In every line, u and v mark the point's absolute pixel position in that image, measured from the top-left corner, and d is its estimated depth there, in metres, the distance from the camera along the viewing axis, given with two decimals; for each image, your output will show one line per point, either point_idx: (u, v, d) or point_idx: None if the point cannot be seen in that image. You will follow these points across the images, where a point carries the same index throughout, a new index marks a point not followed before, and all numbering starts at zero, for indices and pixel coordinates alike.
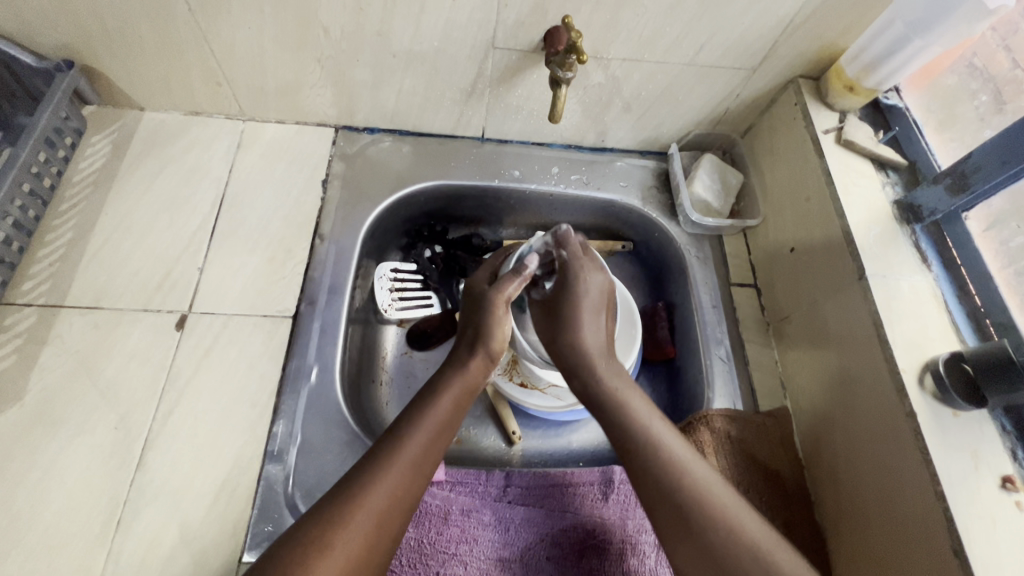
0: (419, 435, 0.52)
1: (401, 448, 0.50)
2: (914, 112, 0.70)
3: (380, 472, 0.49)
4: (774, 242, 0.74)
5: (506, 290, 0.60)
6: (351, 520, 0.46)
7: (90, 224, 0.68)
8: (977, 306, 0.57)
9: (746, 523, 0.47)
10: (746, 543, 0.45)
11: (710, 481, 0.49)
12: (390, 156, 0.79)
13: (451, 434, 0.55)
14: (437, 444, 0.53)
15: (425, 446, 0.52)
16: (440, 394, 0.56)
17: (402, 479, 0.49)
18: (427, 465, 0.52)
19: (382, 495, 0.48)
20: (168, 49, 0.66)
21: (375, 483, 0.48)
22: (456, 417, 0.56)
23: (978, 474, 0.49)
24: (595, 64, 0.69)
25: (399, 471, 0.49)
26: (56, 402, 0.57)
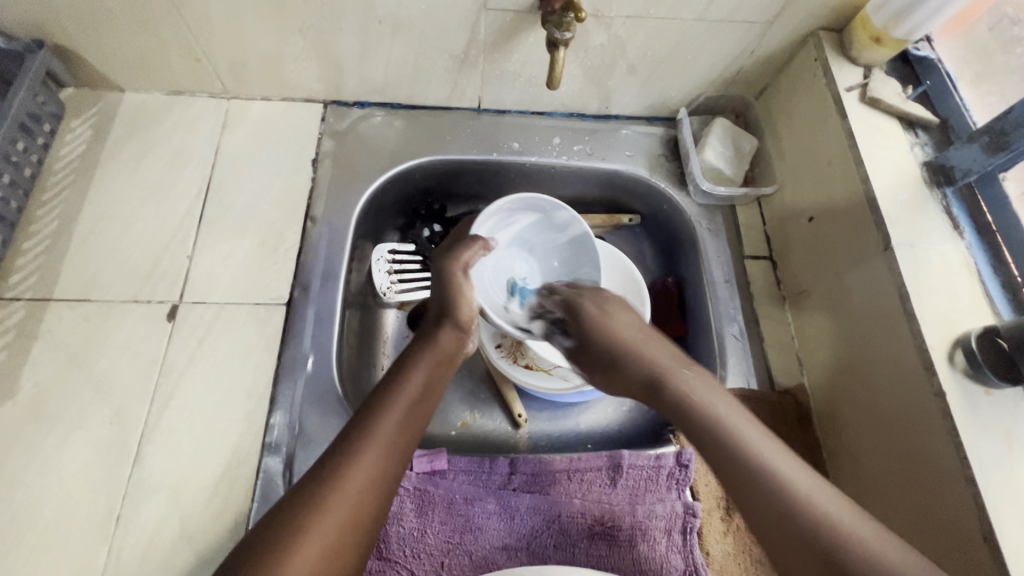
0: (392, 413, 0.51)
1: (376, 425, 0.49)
2: (947, 64, 0.63)
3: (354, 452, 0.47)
4: (791, 211, 0.70)
5: (462, 257, 0.60)
6: (332, 504, 0.44)
7: (75, 213, 0.66)
8: (1015, 276, 0.53)
9: (796, 482, 0.44)
10: (820, 515, 0.42)
11: (761, 444, 0.47)
12: (382, 132, 0.75)
13: (431, 404, 0.54)
14: (416, 414, 0.52)
15: (400, 420, 0.51)
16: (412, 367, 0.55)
17: (380, 458, 0.48)
18: (405, 441, 0.50)
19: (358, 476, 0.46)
20: (141, 23, 0.62)
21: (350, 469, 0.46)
22: (438, 382, 0.56)
23: (1012, 456, 0.46)
24: (596, 24, 0.64)
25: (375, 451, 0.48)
26: (49, 398, 0.56)
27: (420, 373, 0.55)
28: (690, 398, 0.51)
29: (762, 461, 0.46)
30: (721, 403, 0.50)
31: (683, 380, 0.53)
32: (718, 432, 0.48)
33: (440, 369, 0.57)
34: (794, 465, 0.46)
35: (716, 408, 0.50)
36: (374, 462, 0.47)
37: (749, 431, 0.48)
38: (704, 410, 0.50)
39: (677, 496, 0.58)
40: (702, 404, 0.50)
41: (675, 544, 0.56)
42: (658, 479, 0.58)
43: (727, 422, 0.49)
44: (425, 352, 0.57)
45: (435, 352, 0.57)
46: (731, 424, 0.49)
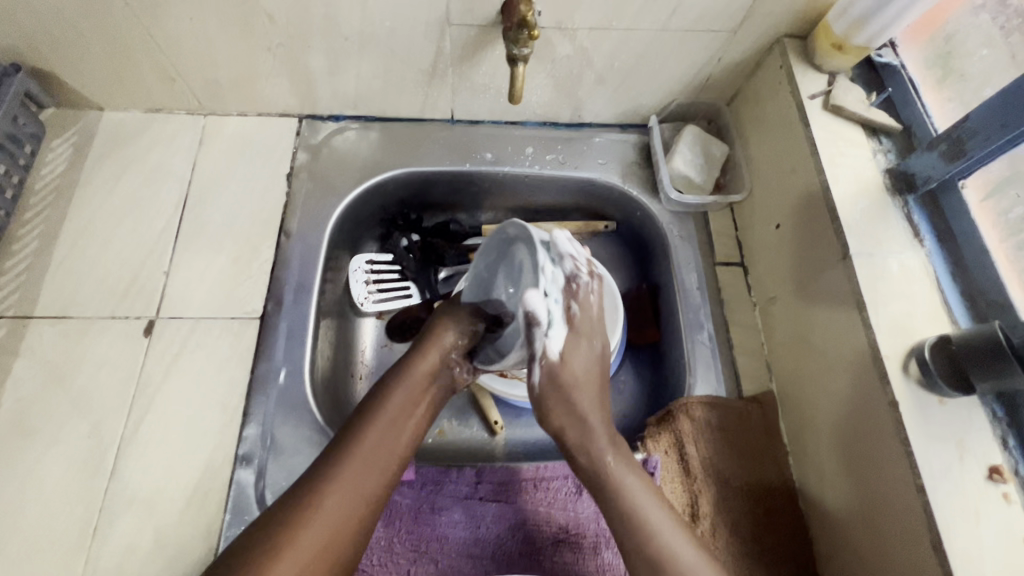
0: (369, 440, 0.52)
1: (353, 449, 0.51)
2: (909, 70, 0.63)
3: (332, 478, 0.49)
4: (760, 218, 0.70)
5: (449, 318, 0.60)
6: (300, 532, 0.46)
7: (55, 232, 0.67)
8: (973, 284, 0.53)
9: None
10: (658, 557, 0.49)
11: (686, 551, 0.50)
12: (356, 144, 0.76)
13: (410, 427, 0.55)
14: (395, 441, 0.53)
15: (380, 443, 0.52)
16: (391, 391, 0.55)
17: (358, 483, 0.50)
18: (384, 466, 0.52)
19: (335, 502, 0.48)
20: (114, 45, 0.64)
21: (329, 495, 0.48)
22: (414, 414, 0.55)
23: (963, 466, 0.46)
24: (560, 36, 0.64)
25: (352, 474, 0.50)
26: (29, 414, 0.58)
27: (391, 407, 0.54)
28: (628, 499, 0.53)
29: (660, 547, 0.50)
30: (643, 497, 0.53)
31: (622, 476, 0.54)
32: (634, 533, 0.51)
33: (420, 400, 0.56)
34: (697, 554, 0.50)
35: (635, 495, 0.53)
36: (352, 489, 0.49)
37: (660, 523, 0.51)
38: (617, 496, 0.53)
39: None
40: (615, 485, 0.53)
41: None
42: None
43: (647, 516, 0.52)
44: (402, 380, 0.56)
45: (410, 382, 0.56)
46: (646, 512, 0.52)
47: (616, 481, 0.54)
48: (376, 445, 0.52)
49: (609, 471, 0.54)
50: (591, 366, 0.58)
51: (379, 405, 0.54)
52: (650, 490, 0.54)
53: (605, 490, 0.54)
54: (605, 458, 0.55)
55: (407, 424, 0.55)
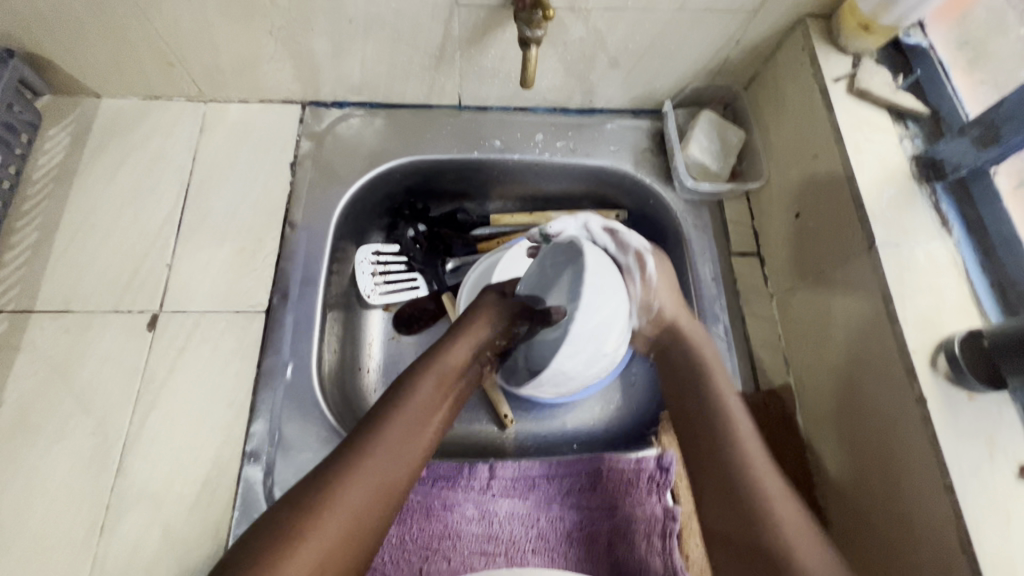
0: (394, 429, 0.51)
1: (379, 435, 0.51)
2: (939, 51, 0.60)
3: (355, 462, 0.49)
4: (779, 206, 0.68)
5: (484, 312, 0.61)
6: (323, 514, 0.46)
7: (55, 223, 0.66)
8: (1004, 275, 0.52)
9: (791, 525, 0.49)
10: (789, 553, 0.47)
11: (771, 481, 0.51)
12: (361, 132, 0.74)
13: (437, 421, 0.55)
14: (420, 430, 0.53)
15: (404, 435, 0.52)
16: (420, 379, 0.55)
17: (381, 469, 0.49)
18: (409, 455, 0.51)
19: (358, 487, 0.48)
20: (110, 29, 0.61)
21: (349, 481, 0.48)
22: (445, 404, 0.56)
23: (994, 464, 0.45)
24: (573, 17, 0.61)
25: (376, 459, 0.49)
26: (32, 410, 0.57)
27: (421, 394, 0.54)
28: (728, 424, 0.55)
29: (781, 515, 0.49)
30: (739, 411, 0.57)
31: (737, 431, 0.55)
32: (756, 487, 0.51)
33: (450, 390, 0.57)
34: (783, 489, 0.51)
35: (755, 458, 0.53)
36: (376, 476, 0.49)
37: (767, 469, 0.52)
38: (739, 452, 0.53)
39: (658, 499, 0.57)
40: (736, 433, 0.55)
41: (654, 548, 0.55)
42: (639, 482, 0.58)
43: (764, 481, 0.51)
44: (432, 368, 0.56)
45: (439, 370, 0.56)
46: (765, 478, 0.52)
47: (740, 435, 0.54)
48: (402, 432, 0.52)
49: (728, 409, 0.57)
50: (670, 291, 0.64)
51: (409, 393, 0.54)
52: (765, 457, 0.53)
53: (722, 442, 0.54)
54: (739, 427, 0.55)
55: (437, 410, 0.55)
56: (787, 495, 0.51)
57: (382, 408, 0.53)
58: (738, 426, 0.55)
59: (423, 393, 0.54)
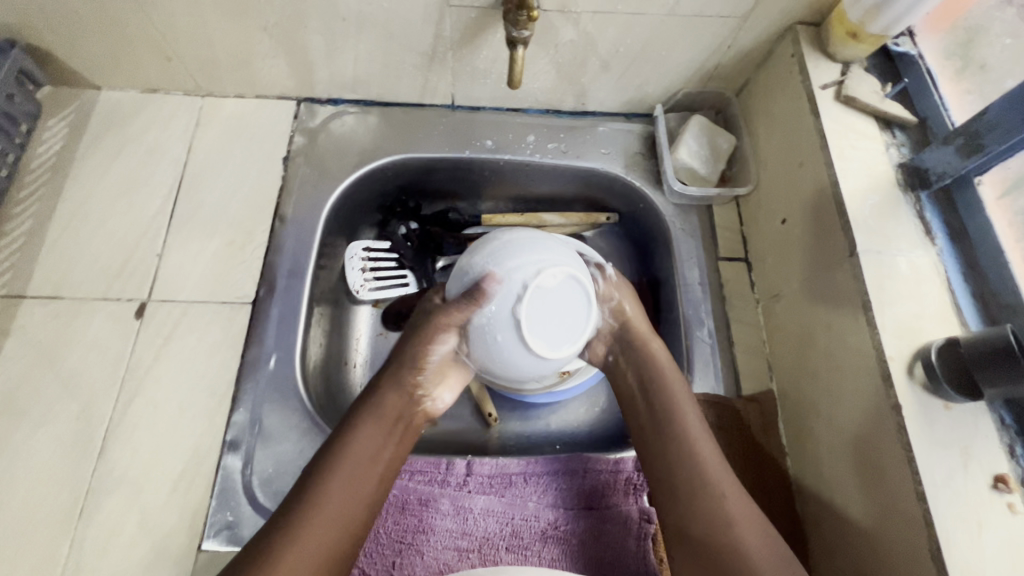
0: (338, 474, 0.50)
1: (328, 477, 0.49)
2: (927, 60, 0.61)
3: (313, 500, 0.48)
4: (766, 212, 0.68)
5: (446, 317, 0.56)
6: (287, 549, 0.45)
7: (50, 212, 0.67)
8: (985, 285, 0.51)
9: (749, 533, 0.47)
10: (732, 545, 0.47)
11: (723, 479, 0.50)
12: (354, 129, 0.75)
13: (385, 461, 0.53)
14: (365, 472, 0.51)
15: (351, 479, 0.50)
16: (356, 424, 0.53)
17: (336, 509, 0.48)
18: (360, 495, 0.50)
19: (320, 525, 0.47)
20: (108, 23, 0.62)
21: (311, 518, 0.47)
22: (390, 444, 0.54)
23: (967, 474, 0.45)
24: (564, 19, 0.62)
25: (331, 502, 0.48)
26: (19, 393, 0.58)
27: (365, 436, 0.52)
28: (685, 437, 0.53)
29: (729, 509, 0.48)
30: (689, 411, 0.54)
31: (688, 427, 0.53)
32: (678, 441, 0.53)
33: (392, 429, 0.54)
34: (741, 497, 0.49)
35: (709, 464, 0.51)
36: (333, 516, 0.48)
37: (720, 476, 0.50)
38: (696, 460, 0.51)
39: (633, 501, 0.57)
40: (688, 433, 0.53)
41: (627, 549, 0.56)
42: (616, 484, 0.58)
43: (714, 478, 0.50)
44: (369, 412, 0.54)
45: (381, 410, 0.54)
46: (718, 479, 0.50)
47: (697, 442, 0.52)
48: (349, 477, 0.50)
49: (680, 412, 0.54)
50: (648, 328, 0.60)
51: (349, 433, 0.52)
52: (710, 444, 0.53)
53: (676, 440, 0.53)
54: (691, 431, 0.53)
55: (377, 454, 0.52)
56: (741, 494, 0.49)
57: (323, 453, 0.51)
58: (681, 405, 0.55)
59: (365, 437, 0.52)
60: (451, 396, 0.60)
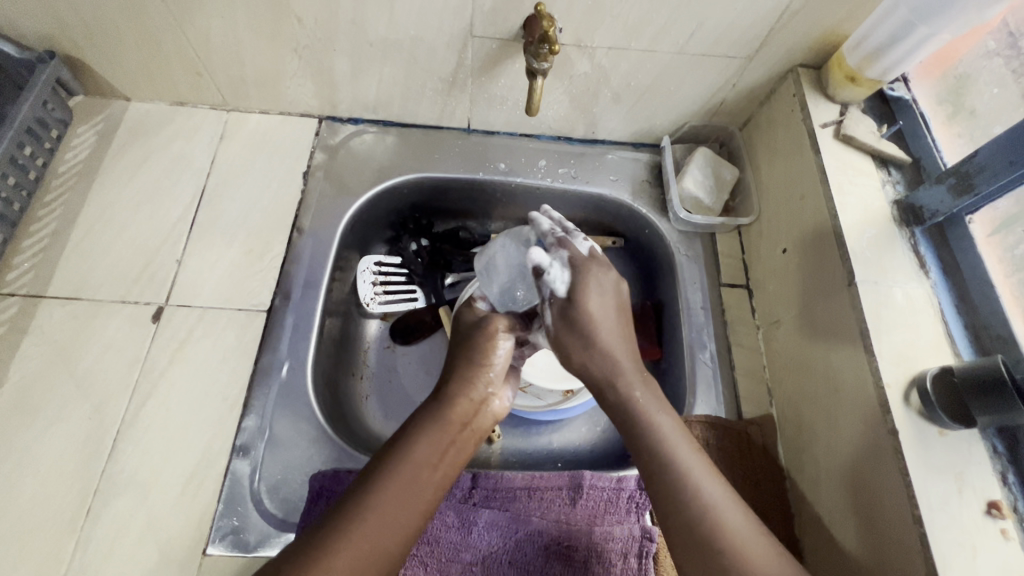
0: (396, 479, 0.48)
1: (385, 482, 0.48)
2: (921, 105, 0.65)
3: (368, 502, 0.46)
4: (767, 241, 0.70)
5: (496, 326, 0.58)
6: (341, 550, 0.44)
7: (74, 215, 0.69)
8: (977, 317, 0.54)
9: (740, 529, 0.46)
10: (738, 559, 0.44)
11: (707, 485, 0.47)
12: (373, 147, 0.78)
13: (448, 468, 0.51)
14: (423, 479, 0.49)
15: (408, 482, 0.48)
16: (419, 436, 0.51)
17: (393, 511, 0.47)
18: (418, 501, 0.48)
19: (371, 530, 0.45)
20: (145, 39, 0.65)
21: (368, 520, 0.46)
22: (452, 454, 0.52)
23: (961, 498, 0.46)
24: (580, 53, 0.65)
25: (385, 506, 0.47)
26: (33, 391, 0.59)
27: (424, 447, 0.51)
28: (658, 441, 0.50)
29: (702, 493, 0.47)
30: (649, 393, 0.52)
31: (661, 435, 0.50)
32: (662, 465, 0.49)
33: (454, 441, 0.53)
34: (741, 512, 0.46)
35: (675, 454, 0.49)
36: (388, 520, 0.46)
37: (722, 499, 0.47)
38: (672, 467, 0.48)
39: (635, 519, 0.59)
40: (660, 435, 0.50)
41: (630, 568, 0.56)
42: (618, 502, 0.60)
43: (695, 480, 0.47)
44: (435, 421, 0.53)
45: (445, 420, 0.53)
46: (707, 489, 0.47)
47: (651, 417, 0.51)
48: (400, 487, 0.48)
49: (649, 417, 0.51)
50: (610, 311, 0.54)
51: (411, 441, 0.51)
52: (708, 469, 0.49)
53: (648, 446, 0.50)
54: (624, 369, 0.53)
55: (436, 469, 0.50)
56: (729, 498, 0.47)
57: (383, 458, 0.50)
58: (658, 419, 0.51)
59: (424, 445, 0.51)
60: (516, 396, 0.60)
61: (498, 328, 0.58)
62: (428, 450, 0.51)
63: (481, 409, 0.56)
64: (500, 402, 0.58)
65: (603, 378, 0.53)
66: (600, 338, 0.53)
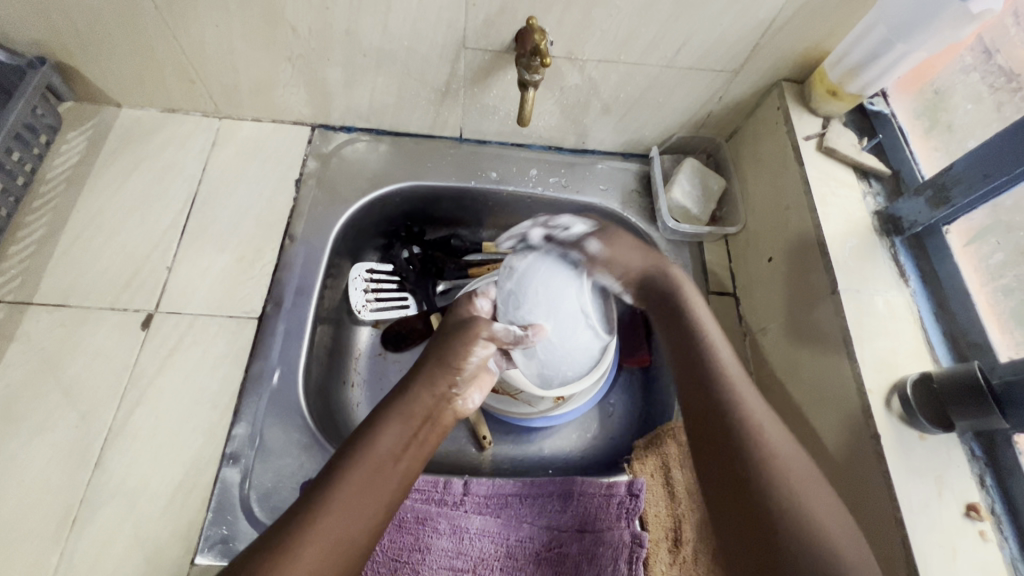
0: (362, 468, 0.48)
1: (353, 471, 0.48)
2: (899, 119, 0.68)
3: (334, 491, 0.46)
4: (754, 250, 0.72)
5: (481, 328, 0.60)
6: (306, 540, 0.44)
7: (63, 222, 0.68)
8: (955, 324, 0.56)
9: (792, 464, 0.47)
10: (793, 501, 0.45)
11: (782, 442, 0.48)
12: (365, 156, 0.78)
13: (411, 463, 0.51)
14: (385, 472, 0.49)
15: (372, 474, 0.48)
16: (381, 428, 0.51)
17: (353, 503, 0.46)
18: (379, 492, 0.48)
19: (334, 521, 0.45)
20: (137, 46, 0.65)
21: (331, 511, 0.46)
22: (416, 449, 0.52)
23: (941, 500, 0.48)
24: (570, 65, 0.67)
25: (350, 497, 0.47)
26: (19, 399, 0.58)
27: (388, 439, 0.51)
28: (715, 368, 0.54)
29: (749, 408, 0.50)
30: (720, 345, 0.57)
31: (727, 371, 0.54)
32: (702, 409, 0.51)
33: (420, 436, 0.53)
34: (794, 451, 0.48)
35: (751, 413, 0.50)
36: (351, 510, 0.46)
37: (792, 452, 0.48)
38: (730, 404, 0.51)
39: (626, 525, 0.59)
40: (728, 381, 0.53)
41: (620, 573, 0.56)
42: (609, 508, 0.60)
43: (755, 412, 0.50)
44: (401, 414, 0.53)
45: (411, 414, 0.53)
46: (768, 432, 0.49)
47: (730, 376, 0.53)
48: (365, 478, 0.48)
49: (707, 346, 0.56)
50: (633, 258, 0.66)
51: (376, 433, 0.51)
52: (771, 423, 0.49)
53: (705, 415, 0.51)
54: (706, 335, 0.57)
55: (398, 464, 0.50)
56: (791, 441, 0.48)
57: (352, 445, 0.50)
58: (720, 354, 0.55)
59: (388, 437, 0.51)
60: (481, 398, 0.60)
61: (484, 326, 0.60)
62: (393, 441, 0.51)
63: (447, 406, 0.56)
64: (464, 402, 0.58)
65: (699, 344, 0.57)
66: (679, 293, 0.62)
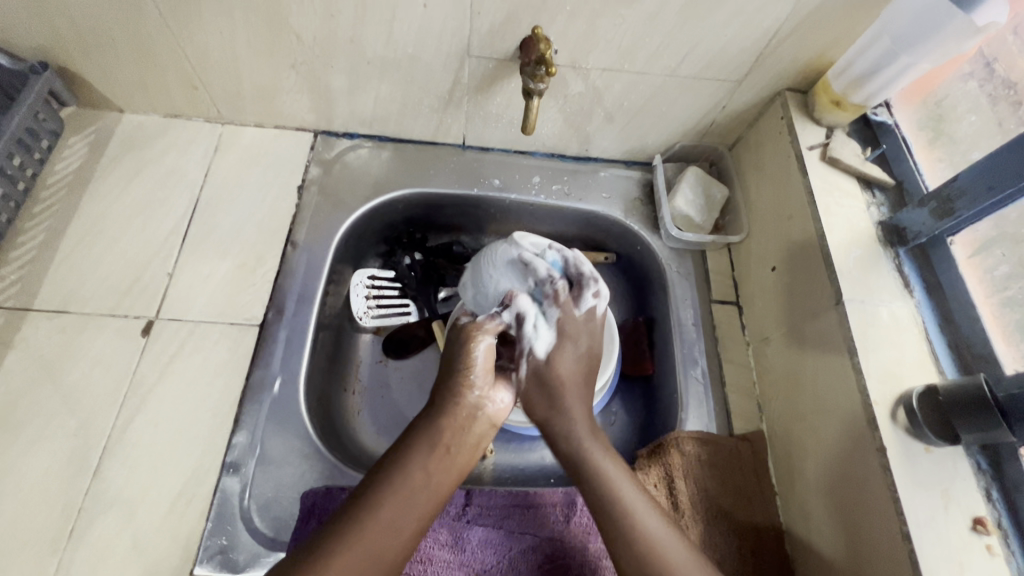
0: (397, 489, 0.50)
1: (385, 493, 0.49)
2: (903, 129, 0.68)
3: (366, 513, 0.48)
4: (757, 259, 0.72)
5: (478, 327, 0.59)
6: (341, 559, 0.46)
7: (63, 227, 0.68)
8: (960, 336, 0.55)
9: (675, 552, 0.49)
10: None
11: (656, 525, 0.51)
12: (368, 163, 0.78)
13: (445, 473, 0.53)
14: (421, 487, 0.51)
15: (406, 494, 0.50)
16: (413, 444, 0.52)
17: (393, 519, 0.48)
18: (418, 506, 0.50)
19: (370, 541, 0.47)
20: (140, 52, 0.65)
21: (363, 531, 0.47)
22: (448, 461, 0.53)
23: (948, 514, 0.47)
24: (574, 74, 0.67)
25: (386, 517, 0.48)
26: (18, 406, 0.58)
27: (417, 458, 0.52)
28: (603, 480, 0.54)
29: (644, 532, 0.50)
30: (602, 454, 0.56)
31: (613, 483, 0.54)
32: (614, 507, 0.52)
33: (450, 447, 0.54)
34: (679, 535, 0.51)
35: (629, 500, 0.53)
36: (389, 527, 0.48)
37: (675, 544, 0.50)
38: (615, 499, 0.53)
39: None
40: (611, 487, 0.54)
41: None
42: None
43: (641, 522, 0.51)
44: (429, 431, 0.53)
45: (439, 427, 0.54)
46: (645, 520, 0.51)
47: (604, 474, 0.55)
48: (399, 497, 0.49)
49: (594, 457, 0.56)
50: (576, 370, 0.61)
51: (406, 453, 0.52)
52: (650, 508, 0.52)
53: (603, 506, 0.53)
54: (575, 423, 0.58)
55: (428, 479, 0.51)
56: (672, 527, 0.51)
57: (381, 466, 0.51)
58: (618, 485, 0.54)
59: (419, 457, 0.52)
60: (509, 395, 0.59)
61: (477, 329, 0.58)
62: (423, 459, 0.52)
63: (475, 415, 0.56)
64: (494, 405, 0.58)
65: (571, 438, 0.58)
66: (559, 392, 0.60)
